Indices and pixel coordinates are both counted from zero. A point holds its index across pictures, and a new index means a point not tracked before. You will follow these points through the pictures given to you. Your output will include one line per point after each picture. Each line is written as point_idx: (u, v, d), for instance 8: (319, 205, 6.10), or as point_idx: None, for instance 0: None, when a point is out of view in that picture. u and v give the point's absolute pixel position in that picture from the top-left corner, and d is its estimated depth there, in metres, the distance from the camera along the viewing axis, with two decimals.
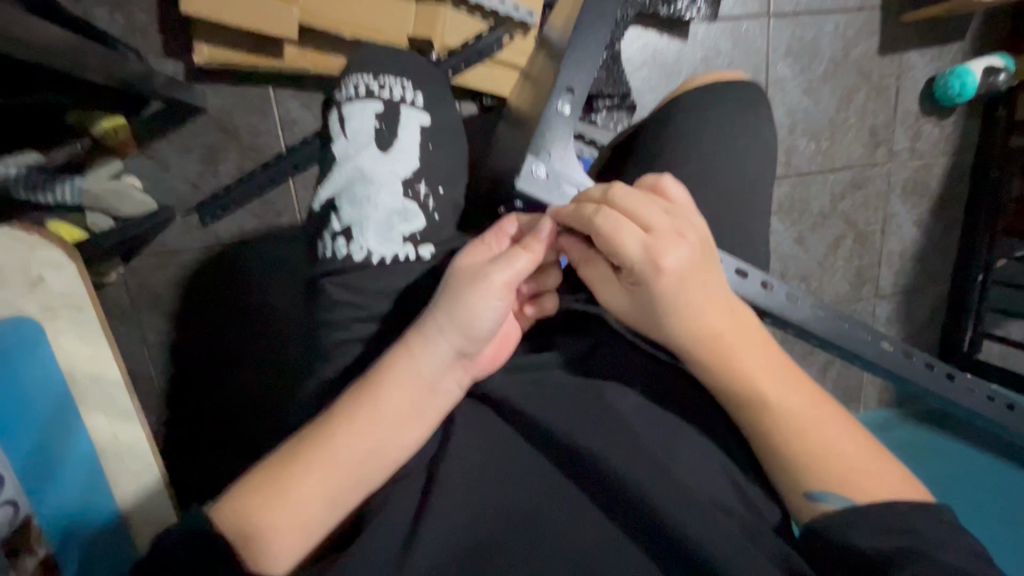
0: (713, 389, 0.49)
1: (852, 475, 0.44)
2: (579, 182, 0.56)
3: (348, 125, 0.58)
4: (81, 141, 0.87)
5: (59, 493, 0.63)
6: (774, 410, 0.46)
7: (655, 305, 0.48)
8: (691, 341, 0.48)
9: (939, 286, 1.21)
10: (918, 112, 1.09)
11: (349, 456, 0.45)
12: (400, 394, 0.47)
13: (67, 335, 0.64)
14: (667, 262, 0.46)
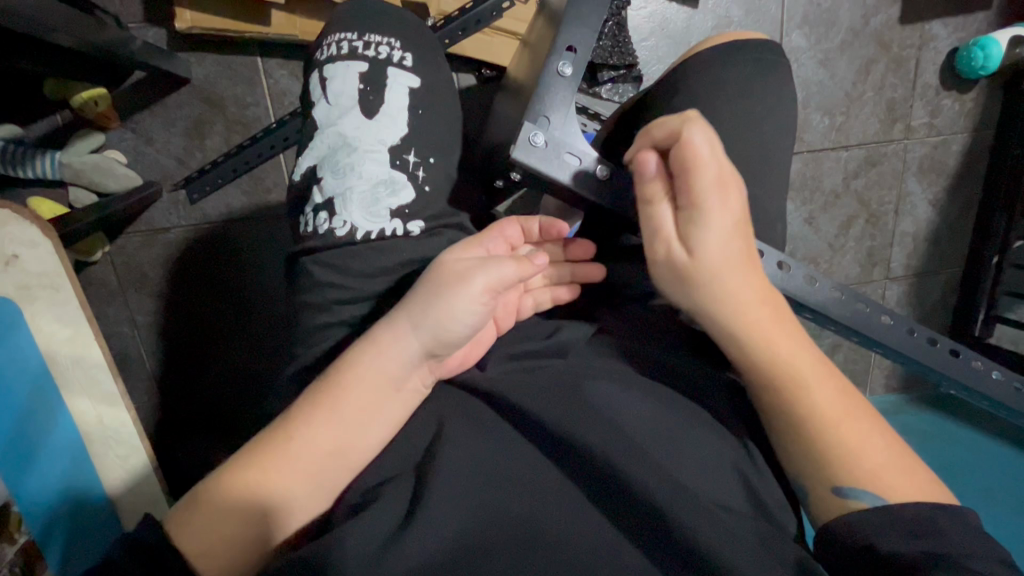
0: (745, 346, 0.46)
1: (883, 476, 0.41)
2: (581, 151, 0.52)
3: (330, 88, 0.56)
4: (61, 114, 0.83)
5: (40, 478, 0.62)
6: (807, 395, 0.44)
7: (707, 266, 0.46)
8: (733, 286, 0.46)
9: (952, 268, 1.17)
10: (938, 86, 1.04)
11: (311, 455, 0.43)
12: (367, 390, 0.45)
13: (47, 316, 0.62)
14: (719, 212, 0.45)
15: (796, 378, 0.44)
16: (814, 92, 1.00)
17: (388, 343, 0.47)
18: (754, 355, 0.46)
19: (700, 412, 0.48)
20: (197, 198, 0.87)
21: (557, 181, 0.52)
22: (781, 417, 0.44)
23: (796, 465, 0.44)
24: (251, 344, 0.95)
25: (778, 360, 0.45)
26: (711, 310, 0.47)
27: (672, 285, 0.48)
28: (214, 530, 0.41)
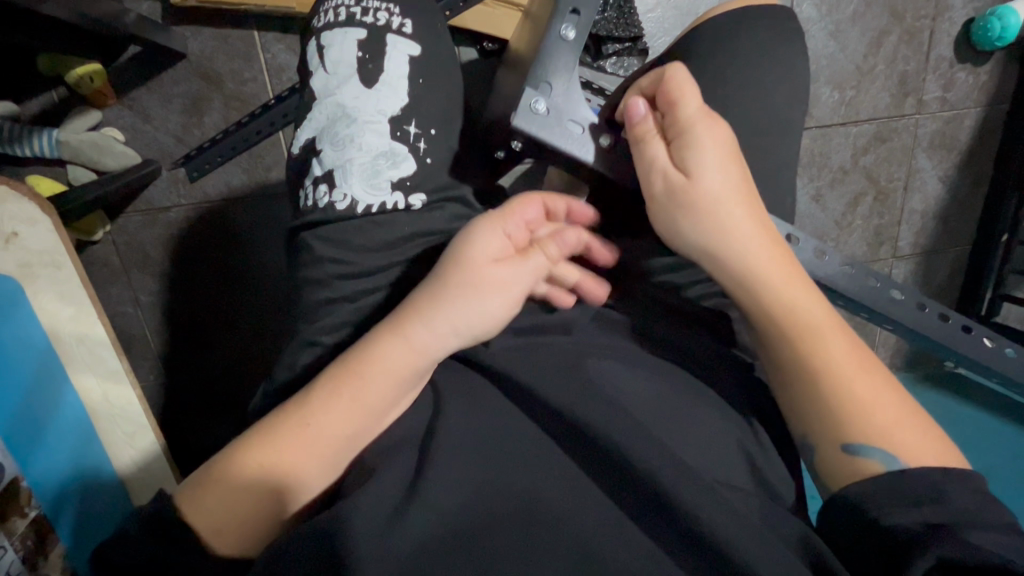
0: (748, 281, 0.47)
1: (896, 434, 0.42)
2: (583, 118, 0.52)
3: (328, 57, 0.55)
4: (56, 90, 0.82)
5: (48, 454, 0.62)
6: (819, 343, 0.45)
7: (699, 187, 0.47)
8: (735, 215, 0.47)
9: (960, 247, 1.16)
10: (952, 58, 1.01)
11: (329, 432, 0.43)
12: (385, 375, 0.45)
13: (48, 294, 0.62)
14: (704, 131, 0.47)
15: (810, 331, 0.45)
16: (824, 65, 0.97)
17: (407, 331, 0.45)
18: (764, 303, 0.47)
19: (703, 387, 0.48)
20: (196, 176, 0.85)
21: (558, 148, 0.52)
22: (793, 369, 0.45)
23: (807, 420, 0.45)
24: (256, 323, 0.95)
25: (790, 311, 0.46)
26: (712, 243, 0.48)
27: (676, 220, 0.49)
28: (219, 509, 0.41)
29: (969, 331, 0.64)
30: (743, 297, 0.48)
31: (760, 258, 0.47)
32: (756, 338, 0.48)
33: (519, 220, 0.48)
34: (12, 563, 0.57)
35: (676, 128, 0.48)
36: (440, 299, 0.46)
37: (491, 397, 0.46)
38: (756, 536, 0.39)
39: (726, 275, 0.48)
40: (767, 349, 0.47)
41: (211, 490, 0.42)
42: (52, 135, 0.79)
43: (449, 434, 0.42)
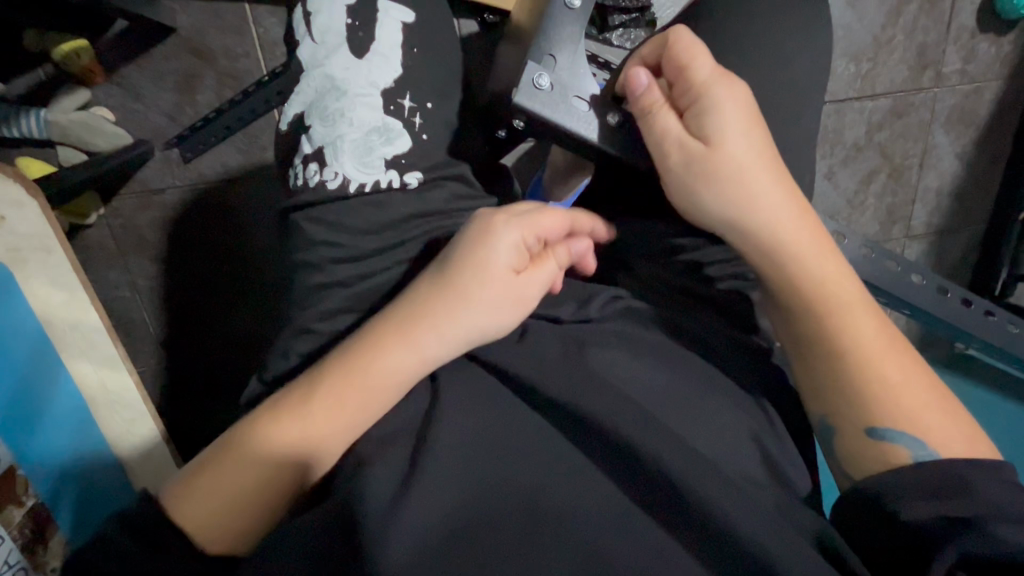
0: (772, 252, 0.45)
1: (924, 419, 0.40)
2: (589, 94, 0.50)
3: (315, 24, 0.53)
4: (42, 68, 0.79)
5: (45, 440, 0.62)
6: (845, 321, 0.43)
7: (718, 157, 0.45)
8: (760, 182, 0.45)
9: (974, 226, 1.13)
10: (974, 28, 0.96)
11: (338, 424, 0.42)
12: (397, 373, 0.43)
13: (40, 280, 0.61)
14: (722, 98, 0.45)
15: (838, 306, 0.44)
16: (840, 36, 0.93)
17: (419, 328, 0.44)
18: (790, 276, 0.45)
19: (714, 373, 0.46)
20: (191, 157, 0.84)
21: (563, 127, 0.49)
22: (819, 346, 0.44)
23: (831, 404, 0.43)
24: (254, 307, 0.94)
25: (819, 283, 0.44)
26: (737, 215, 0.45)
27: (696, 190, 0.46)
28: (220, 500, 0.41)
29: (946, 295, 0.70)
30: (770, 270, 0.46)
31: (790, 230, 0.45)
32: (775, 311, 0.47)
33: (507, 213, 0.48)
34: (10, 553, 0.57)
35: (692, 94, 0.45)
36: (451, 296, 0.45)
37: (494, 387, 0.44)
38: (765, 523, 0.37)
39: (754, 249, 0.46)
40: (789, 325, 0.46)
41: (196, 478, 0.42)
42: (39, 115, 0.77)
43: (445, 424, 0.40)
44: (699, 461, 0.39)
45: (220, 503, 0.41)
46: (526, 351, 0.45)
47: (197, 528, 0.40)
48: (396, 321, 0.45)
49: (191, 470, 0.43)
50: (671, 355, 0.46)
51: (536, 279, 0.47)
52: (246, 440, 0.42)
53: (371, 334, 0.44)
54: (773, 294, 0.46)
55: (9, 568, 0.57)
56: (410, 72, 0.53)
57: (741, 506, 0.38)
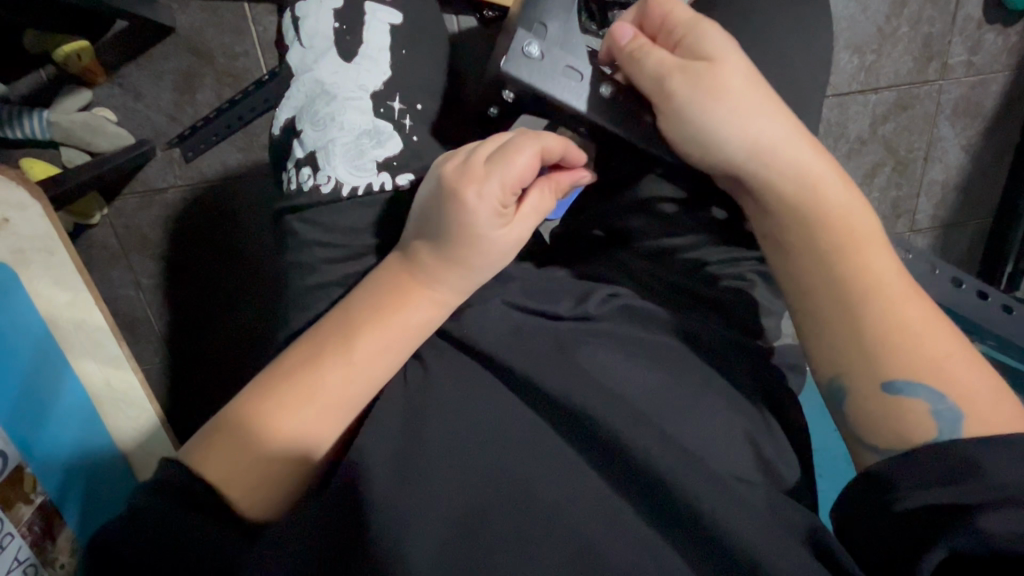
0: (793, 189, 0.44)
1: (943, 364, 0.40)
2: (581, 65, 0.48)
3: (303, 29, 0.53)
4: (44, 69, 0.80)
5: (53, 438, 0.63)
6: (864, 262, 0.42)
7: (726, 83, 0.44)
8: (774, 118, 0.44)
9: (980, 219, 1.11)
10: (981, 19, 0.95)
11: (361, 373, 0.44)
12: (413, 322, 0.46)
13: (43, 280, 0.62)
14: (711, 31, 0.46)
15: (848, 245, 0.43)
16: (843, 28, 0.92)
17: (430, 285, 0.46)
18: (802, 205, 0.44)
19: (709, 371, 0.46)
20: (192, 156, 0.85)
21: (554, 97, 0.48)
22: (838, 289, 0.42)
23: (843, 359, 0.42)
24: (255, 304, 0.94)
25: (826, 221, 0.43)
26: (751, 134, 0.44)
27: (713, 114, 0.44)
28: (254, 472, 0.41)
29: (960, 287, 0.71)
30: (787, 197, 0.44)
31: (800, 146, 0.44)
32: (784, 265, 0.46)
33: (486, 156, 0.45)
34: (19, 551, 0.59)
35: (682, 29, 0.47)
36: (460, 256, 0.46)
37: (488, 385, 0.44)
38: (758, 522, 0.38)
39: (775, 181, 0.44)
40: (808, 273, 0.44)
41: (219, 458, 0.41)
42: (43, 117, 0.77)
43: (434, 422, 0.41)
44: (694, 463, 0.40)
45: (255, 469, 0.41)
46: (519, 342, 0.46)
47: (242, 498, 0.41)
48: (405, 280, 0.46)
49: (207, 453, 0.41)
50: (663, 354, 0.46)
51: (529, 217, 0.47)
52: (263, 412, 0.42)
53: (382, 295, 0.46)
54: (784, 242, 0.45)
55: (18, 565, 0.58)
56: (397, 74, 0.53)
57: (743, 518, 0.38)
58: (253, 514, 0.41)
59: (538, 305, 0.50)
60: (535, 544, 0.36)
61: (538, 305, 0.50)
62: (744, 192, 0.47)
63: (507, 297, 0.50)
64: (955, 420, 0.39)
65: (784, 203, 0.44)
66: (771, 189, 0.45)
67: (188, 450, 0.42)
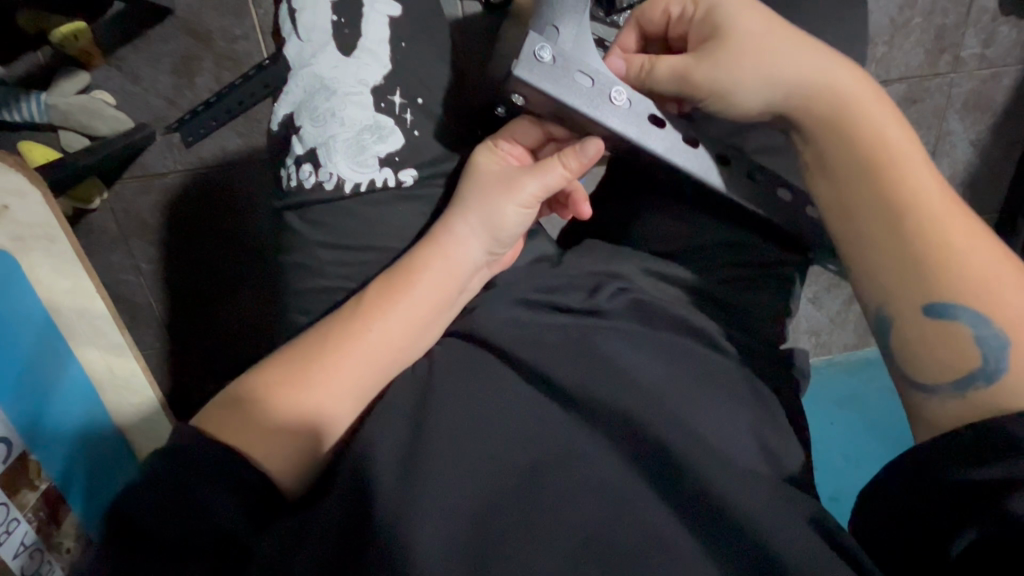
0: (847, 123, 0.44)
1: (994, 290, 0.40)
2: (593, 70, 0.46)
3: (300, 21, 0.52)
4: (41, 51, 0.78)
5: (56, 424, 0.65)
6: (915, 189, 0.42)
7: (757, 53, 0.45)
8: (817, 61, 0.45)
9: (985, 215, 1.10)
10: (996, 10, 0.93)
11: (379, 338, 0.45)
12: (432, 288, 0.47)
13: (44, 267, 0.62)
14: (730, 13, 0.47)
15: (894, 177, 0.43)
16: None
17: (454, 258, 0.49)
18: (845, 146, 0.44)
19: (714, 368, 0.46)
20: (192, 142, 0.83)
21: (565, 103, 0.46)
22: (891, 223, 0.42)
23: (889, 291, 0.42)
24: (257, 290, 0.93)
25: (885, 149, 0.43)
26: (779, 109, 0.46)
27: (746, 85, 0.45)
28: (278, 439, 0.41)
29: None
30: (847, 129, 0.44)
31: (834, 110, 0.45)
32: (825, 205, 0.46)
33: (511, 142, 0.51)
34: (26, 535, 0.62)
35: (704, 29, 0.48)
36: (463, 213, 0.50)
37: (493, 371, 0.44)
38: (760, 501, 0.39)
39: (829, 125, 0.45)
40: (846, 208, 0.45)
41: (241, 415, 0.41)
42: (41, 99, 0.77)
43: (436, 409, 0.41)
44: (702, 444, 0.41)
45: (289, 422, 0.41)
46: (526, 334, 0.46)
47: (271, 459, 0.40)
48: (430, 255, 0.48)
49: (232, 409, 0.42)
50: (667, 351, 0.47)
51: (544, 184, 0.49)
52: (294, 374, 0.43)
53: (406, 265, 0.48)
54: (829, 176, 0.45)
55: (24, 549, 0.61)
56: (399, 67, 0.52)
57: (748, 500, 0.39)
58: (283, 485, 0.41)
59: (551, 295, 0.50)
60: (542, 539, 0.36)
61: (550, 296, 0.50)
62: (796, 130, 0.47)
63: (513, 291, 0.50)
64: (999, 347, 0.39)
65: (843, 141, 0.44)
66: (832, 123, 0.45)
67: (205, 414, 0.42)
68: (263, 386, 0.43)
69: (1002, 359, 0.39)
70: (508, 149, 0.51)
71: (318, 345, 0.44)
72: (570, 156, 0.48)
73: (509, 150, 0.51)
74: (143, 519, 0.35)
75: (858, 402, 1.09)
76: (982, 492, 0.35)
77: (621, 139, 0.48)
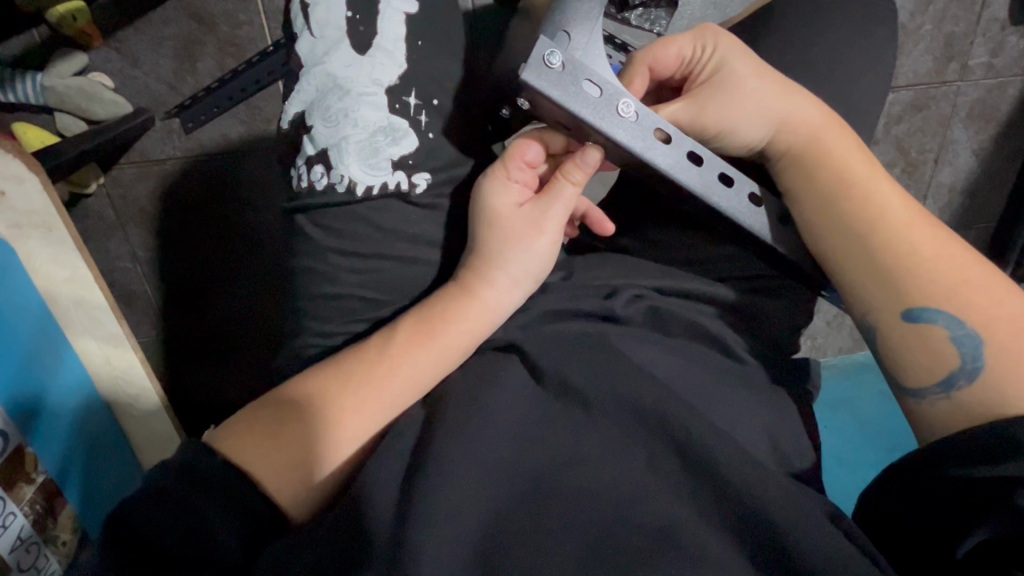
0: (837, 175, 0.46)
1: (957, 292, 0.42)
2: (603, 80, 0.45)
3: (313, 16, 0.51)
4: (37, 29, 0.76)
5: (54, 419, 0.65)
6: (904, 236, 0.44)
7: (755, 98, 0.47)
8: (807, 107, 0.47)
9: (983, 223, 1.11)
10: (1006, 20, 0.92)
11: (411, 381, 0.45)
12: (449, 325, 0.46)
13: (42, 254, 0.62)
14: (729, 59, 0.48)
15: (881, 224, 0.44)
16: None
17: (469, 290, 0.48)
18: (817, 173, 0.47)
19: (728, 381, 0.46)
20: (192, 127, 0.82)
21: (572, 112, 0.45)
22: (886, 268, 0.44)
23: (888, 331, 0.44)
24: (257, 283, 0.92)
25: (870, 199, 0.45)
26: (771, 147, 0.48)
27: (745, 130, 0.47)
28: (290, 471, 0.41)
29: None
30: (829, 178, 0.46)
31: (809, 148, 0.47)
32: (806, 234, 0.48)
33: (520, 163, 0.49)
34: (21, 529, 0.62)
35: (707, 75, 0.49)
36: (502, 261, 0.48)
37: (505, 379, 0.44)
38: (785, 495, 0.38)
39: (816, 176, 0.47)
40: (824, 230, 0.46)
41: (250, 451, 0.41)
42: (36, 80, 0.75)
43: (449, 424, 0.41)
44: (723, 436, 0.41)
45: (302, 459, 0.41)
46: (542, 343, 0.46)
47: (282, 489, 0.40)
48: (449, 289, 0.48)
49: (242, 446, 0.41)
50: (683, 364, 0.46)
51: (556, 207, 0.48)
52: (302, 412, 0.43)
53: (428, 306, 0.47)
54: (807, 204, 0.47)
55: (21, 543, 0.62)
56: (413, 67, 0.51)
57: (779, 499, 0.38)
58: (291, 511, 0.41)
59: (568, 307, 0.50)
60: (552, 540, 0.36)
61: (564, 315, 0.50)
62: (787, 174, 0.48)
63: (527, 311, 0.50)
64: (974, 345, 0.41)
65: (830, 191, 0.46)
66: (823, 167, 0.46)
67: (217, 436, 0.42)
68: (271, 424, 0.42)
69: (979, 358, 0.41)
70: (519, 177, 0.49)
71: (328, 381, 0.44)
72: (575, 169, 0.47)
73: (521, 175, 0.49)
74: (150, 538, 0.36)
75: (849, 405, 1.10)
76: (985, 486, 0.36)
77: (626, 153, 0.47)
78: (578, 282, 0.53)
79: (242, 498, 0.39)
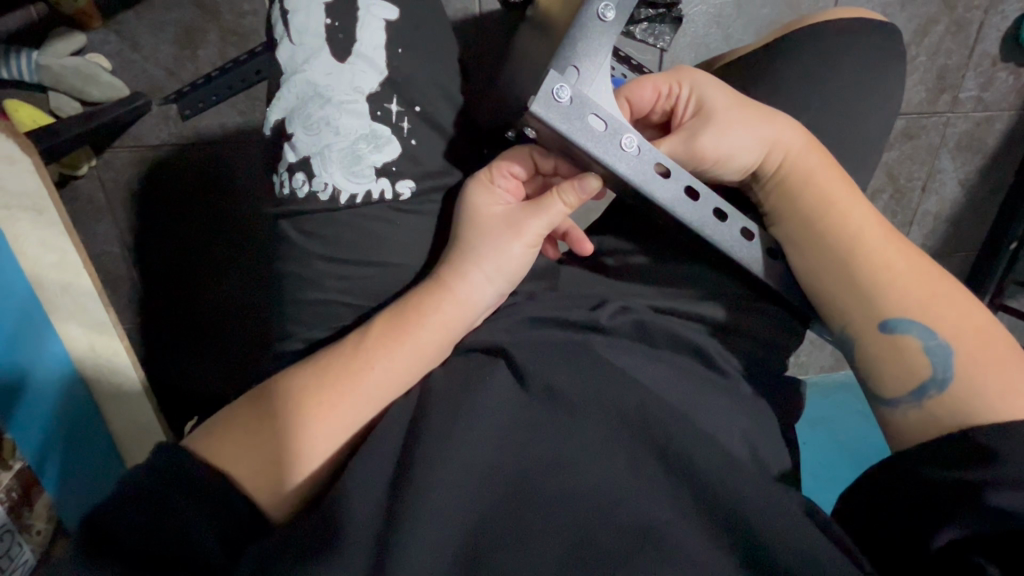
0: (815, 202, 0.48)
1: (931, 309, 0.43)
2: (607, 113, 0.45)
3: (292, 24, 0.51)
4: (35, 6, 0.75)
5: (32, 409, 0.66)
6: (881, 261, 0.45)
7: (739, 126, 0.48)
8: (785, 131, 0.49)
9: (965, 252, 1.14)
10: (996, 56, 0.95)
11: (389, 377, 0.45)
12: (428, 323, 0.46)
13: (29, 238, 0.64)
14: (705, 94, 0.50)
15: (861, 254, 0.46)
16: None
17: (452, 290, 0.48)
18: (794, 206, 0.49)
19: (709, 395, 0.47)
20: (190, 114, 0.81)
21: (576, 145, 0.45)
22: (867, 299, 0.45)
23: (874, 367, 0.45)
24: (245, 273, 0.91)
25: (846, 223, 0.47)
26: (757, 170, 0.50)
27: (736, 157, 0.48)
28: (267, 469, 0.41)
29: None
30: (809, 204, 0.48)
31: (792, 170, 0.49)
32: (795, 258, 0.49)
33: (506, 174, 0.51)
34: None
35: (689, 111, 0.50)
36: (482, 262, 0.48)
37: (488, 381, 0.44)
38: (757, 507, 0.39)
39: (795, 208, 0.48)
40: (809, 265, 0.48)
41: (227, 447, 0.41)
42: (31, 57, 0.74)
43: (434, 425, 0.41)
44: (702, 439, 0.41)
45: (279, 451, 0.41)
46: (530, 344, 0.47)
47: (260, 488, 0.40)
48: (430, 288, 0.49)
49: (221, 440, 0.41)
50: (668, 378, 0.47)
51: (545, 224, 0.48)
52: (277, 404, 0.43)
53: (411, 305, 0.48)
54: (793, 240, 0.49)
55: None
56: (412, 74, 0.51)
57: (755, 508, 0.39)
58: (269, 511, 0.41)
59: (558, 313, 0.51)
60: (530, 539, 0.37)
61: (553, 323, 0.50)
62: (775, 200, 0.50)
63: (514, 315, 0.50)
64: (946, 356, 0.42)
65: (812, 218, 0.48)
66: (807, 194, 0.48)
67: (196, 434, 0.42)
68: (247, 418, 0.42)
69: (948, 368, 0.42)
70: (503, 185, 0.50)
71: (305, 374, 0.44)
72: (570, 192, 0.47)
73: (507, 185, 0.51)
74: (122, 539, 0.35)
75: (827, 422, 1.12)
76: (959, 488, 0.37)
77: (626, 183, 0.47)
78: (567, 295, 0.54)
79: (218, 498, 0.38)
